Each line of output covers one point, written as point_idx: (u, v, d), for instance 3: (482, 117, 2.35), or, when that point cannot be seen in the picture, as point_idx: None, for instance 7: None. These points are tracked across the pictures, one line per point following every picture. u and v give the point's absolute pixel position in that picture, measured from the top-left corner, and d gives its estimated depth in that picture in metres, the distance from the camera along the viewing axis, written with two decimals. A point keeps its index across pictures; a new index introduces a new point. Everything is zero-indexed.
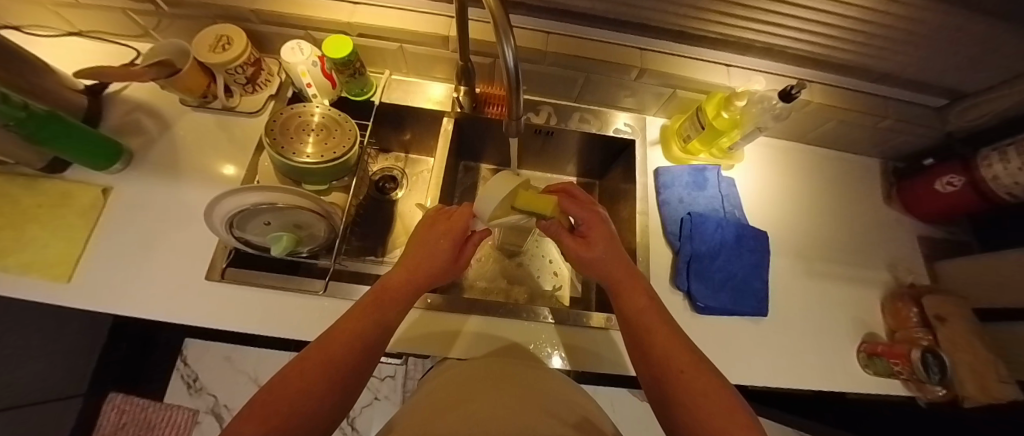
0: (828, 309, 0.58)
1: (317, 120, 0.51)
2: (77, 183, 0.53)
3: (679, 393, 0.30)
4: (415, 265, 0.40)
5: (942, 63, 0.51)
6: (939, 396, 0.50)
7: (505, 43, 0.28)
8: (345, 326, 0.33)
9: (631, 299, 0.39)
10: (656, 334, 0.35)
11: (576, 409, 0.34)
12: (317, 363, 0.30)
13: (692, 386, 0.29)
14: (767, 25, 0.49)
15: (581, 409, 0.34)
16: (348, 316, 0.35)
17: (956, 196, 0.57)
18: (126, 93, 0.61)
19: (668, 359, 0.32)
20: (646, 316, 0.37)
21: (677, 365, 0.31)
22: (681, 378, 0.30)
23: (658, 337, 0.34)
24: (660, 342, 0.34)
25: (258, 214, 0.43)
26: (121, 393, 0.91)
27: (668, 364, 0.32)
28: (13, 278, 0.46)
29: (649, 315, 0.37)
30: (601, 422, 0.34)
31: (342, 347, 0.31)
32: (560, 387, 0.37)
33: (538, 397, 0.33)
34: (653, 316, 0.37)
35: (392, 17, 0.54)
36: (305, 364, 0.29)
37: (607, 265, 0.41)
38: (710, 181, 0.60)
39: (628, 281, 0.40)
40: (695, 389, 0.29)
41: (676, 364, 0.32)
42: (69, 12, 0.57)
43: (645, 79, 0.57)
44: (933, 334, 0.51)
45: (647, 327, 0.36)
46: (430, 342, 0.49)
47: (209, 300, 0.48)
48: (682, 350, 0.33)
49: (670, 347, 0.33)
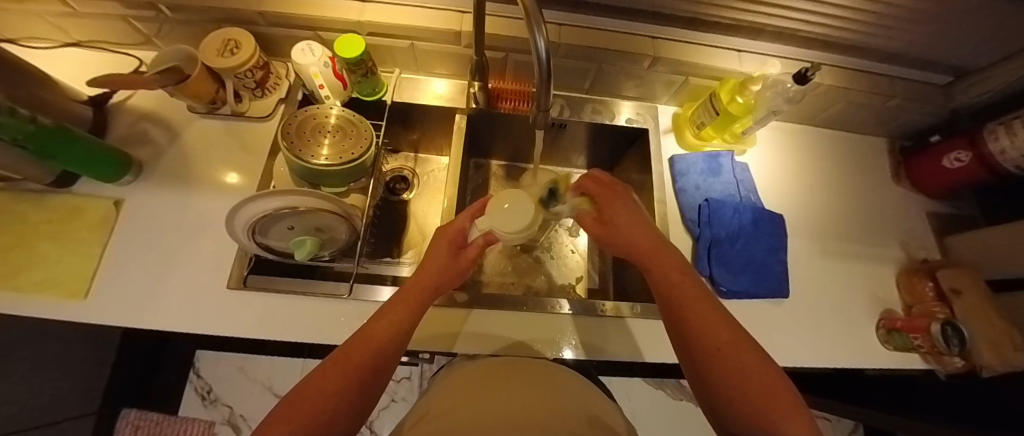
0: (844, 288, 0.59)
1: (332, 122, 0.50)
2: (87, 196, 0.52)
3: (717, 373, 0.29)
4: (425, 270, 0.39)
5: (951, 40, 0.52)
6: (957, 367, 0.52)
7: (537, 33, 0.28)
8: (372, 329, 0.34)
9: (661, 269, 0.37)
10: (692, 310, 0.33)
11: (588, 407, 0.33)
12: (336, 373, 0.30)
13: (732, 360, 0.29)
14: (778, 9, 0.49)
15: (592, 408, 0.33)
16: (375, 318, 0.35)
17: (964, 171, 0.59)
18: (129, 103, 0.59)
19: (706, 338, 0.31)
20: (680, 290, 0.35)
21: (714, 343, 0.30)
22: (718, 357, 0.30)
23: (697, 312, 0.33)
24: (694, 321, 0.32)
25: (281, 219, 0.43)
26: (134, 409, 0.90)
27: (705, 338, 0.31)
28: (32, 298, 0.44)
29: (687, 297, 0.34)
30: (614, 421, 0.34)
31: (366, 352, 0.32)
32: (572, 385, 0.37)
33: (552, 397, 0.33)
34: (695, 294, 0.34)
35: (402, 14, 0.52)
36: (333, 364, 0.31)
37: (629, 242, 0.39)
38: (724, 167, 0.60)
39: (652, 249, 0.38)
40: (742, 372, 0.28)
41: (712, 342, 0.31)
42: (66, 22, 0.55)
43: (657, 68, 0.56)
44: (950, 307, 0.53)
45: (676, 299, 0.35)
46: (464, 340, 0.49)
47: (232, 308, 0.48)
48: (723, 327, 0.31)
49: (708, 325, 0.32)
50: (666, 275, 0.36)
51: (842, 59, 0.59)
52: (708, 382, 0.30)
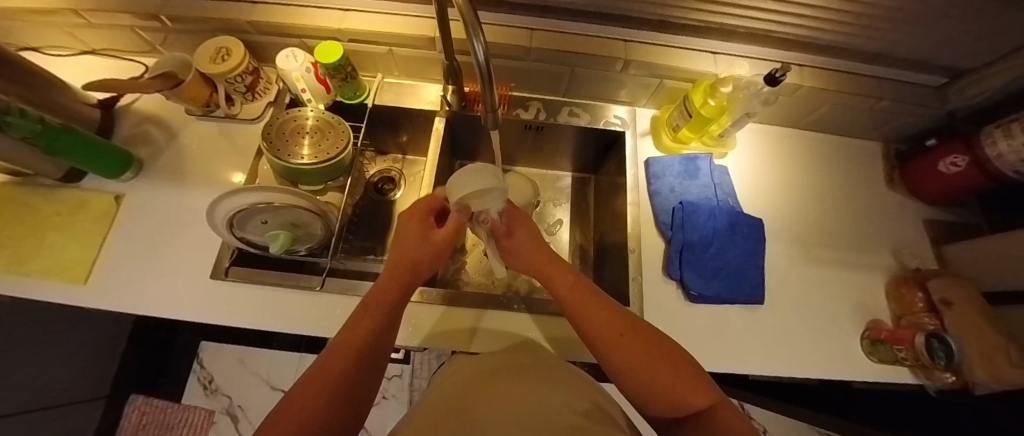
0: (828, 296, 0.57)
1: (311, 123, 0.53)
2: (92, 191, 0.57)
3: (622, 359, 0.31)
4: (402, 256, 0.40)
5: (936, 40, 0.50)
6: (948, 382, 0.48)
7: (475, 40, 0.30)
8: (350, 337, 0.33)
9: (556, 276, 0.40)
10: (587, 307, 0.36)
11: (588, 397, 0.31)
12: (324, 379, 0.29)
13: (630, 349, 0.31)
14: (748, 11, 0.49)
15: (591, 397, 0.31)
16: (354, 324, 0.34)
17: (961, 176, 0.56)
18: (135, 106, 0.64)
19: (601, 327, 0.34)
20: (575, 289, 0.38)
21: (616, 330, 0.33)
22: (621, 341, 0.32)
23: (591, 308, 0.36)
24: (591, 312, 0.35)
25: (256, 214, 0.45)
26: (141, 395, 0.96)
27: (601, 329, 0.34)
28: (36, 281, 0.49)
29: (580, 298, 0.37)
30: (610, 407, 0.32)
31: (348, 358, 0.31)
32: (565, 375, 0.34)
33: (542, 387, 0.30)
34: (584, 289, 0.38)
35: (380, 21, 0.55)
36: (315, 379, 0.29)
37: (526, 254, 0.43)
38: (702, 170, 0.60)
39: (546, 266, 0.41)
40: (645, 357, 0.30)
41: (614, 331, 0.33)
42: (81, 32, 0.60)
43: (631, 71, 0.57)
44: (940, 318, 0.50)
45: (570, 298, 0.37)
46: (440, 336, 0.50)
47: (216, 297, 0.51)
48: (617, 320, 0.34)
49: (599, 327, 0.34)
50: (557, 278, 0.40)
51: (823, 60, 0.58)
52: (621, 373, 0.31)
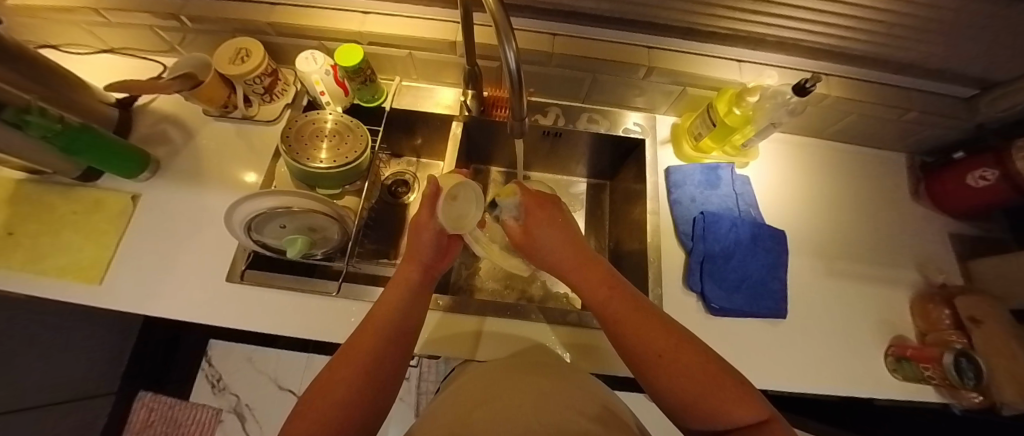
0: (850, 310, 0.56)
1: (329, 127, 0.53)
2: (108, 190, 0.57)
3: (659, 376, 0.27)
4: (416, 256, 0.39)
5: (969, 51, 0.49)
6: (975, 404, 0.47)
7: (506, 46, 0.29)
8: (360, 337, 0.31)
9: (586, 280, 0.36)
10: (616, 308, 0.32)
11: (597, 399, 0.30)
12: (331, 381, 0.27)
13: (664, 361, 0.27)
14: (777, 19, 0.48)
15: (601, 399, 0.31)
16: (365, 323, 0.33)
17: (989, 190, 0.54)
18: (152, 106, 0.64)
19: (642, 339, 0.29)
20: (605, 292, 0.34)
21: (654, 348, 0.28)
22: (662, 363, 0.27)
23: (619, 310, 0.32)
24: (620, 313, 0.32)
25: (274, 218, 0.45)
26: (149, 392, 0.96)
27: (633, 336, 0.30)
28: (51, 281, 0.48)
29: (615, 300, 0.33)
30: (618, 408, 0.31)
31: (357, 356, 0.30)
32: (579, 382, 0.33)
33: (554, 390, 0.29)
34: (620, 292, 0.34)
35: (400, 24, 0.54)
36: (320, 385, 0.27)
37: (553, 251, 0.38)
38: (724, 180, 0.59)
39: (578, 259, 0.37)
40: (679, 368, 0.26)
41: (653, 348, 0.28)
42: (100, 31, 0.60)
43: (654, 78, 0.56)
44: (968, 337, 0.48)
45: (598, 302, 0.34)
46: (454, 344, 0.49)
47: (230, 299, 0.50)
48: (650, 323, 0.31)
49: (630, 331, 0.31)
50: (591, 277, 0.36)
51: (850, 70, 0.56)
52: (659, 390, 0.27)
